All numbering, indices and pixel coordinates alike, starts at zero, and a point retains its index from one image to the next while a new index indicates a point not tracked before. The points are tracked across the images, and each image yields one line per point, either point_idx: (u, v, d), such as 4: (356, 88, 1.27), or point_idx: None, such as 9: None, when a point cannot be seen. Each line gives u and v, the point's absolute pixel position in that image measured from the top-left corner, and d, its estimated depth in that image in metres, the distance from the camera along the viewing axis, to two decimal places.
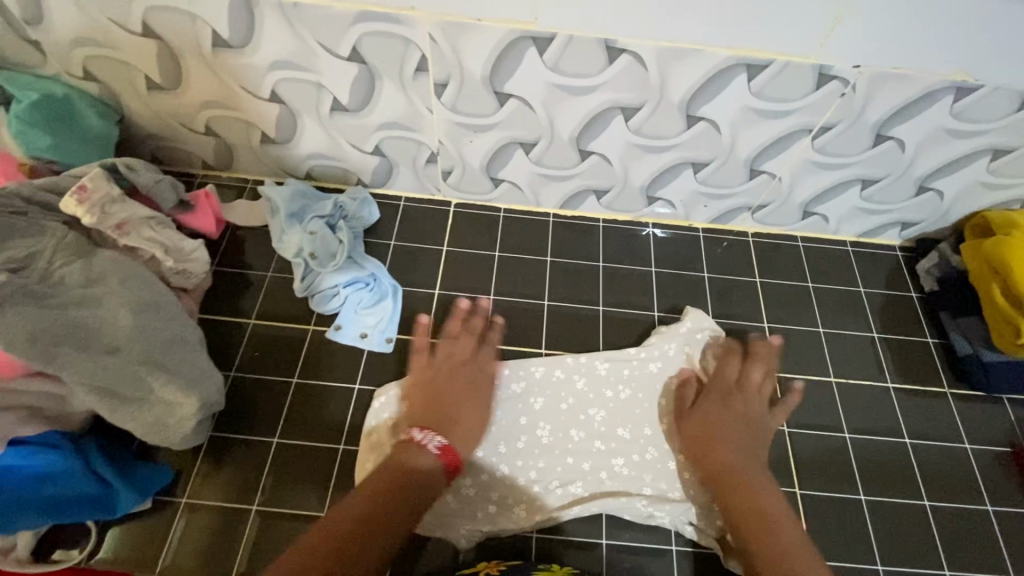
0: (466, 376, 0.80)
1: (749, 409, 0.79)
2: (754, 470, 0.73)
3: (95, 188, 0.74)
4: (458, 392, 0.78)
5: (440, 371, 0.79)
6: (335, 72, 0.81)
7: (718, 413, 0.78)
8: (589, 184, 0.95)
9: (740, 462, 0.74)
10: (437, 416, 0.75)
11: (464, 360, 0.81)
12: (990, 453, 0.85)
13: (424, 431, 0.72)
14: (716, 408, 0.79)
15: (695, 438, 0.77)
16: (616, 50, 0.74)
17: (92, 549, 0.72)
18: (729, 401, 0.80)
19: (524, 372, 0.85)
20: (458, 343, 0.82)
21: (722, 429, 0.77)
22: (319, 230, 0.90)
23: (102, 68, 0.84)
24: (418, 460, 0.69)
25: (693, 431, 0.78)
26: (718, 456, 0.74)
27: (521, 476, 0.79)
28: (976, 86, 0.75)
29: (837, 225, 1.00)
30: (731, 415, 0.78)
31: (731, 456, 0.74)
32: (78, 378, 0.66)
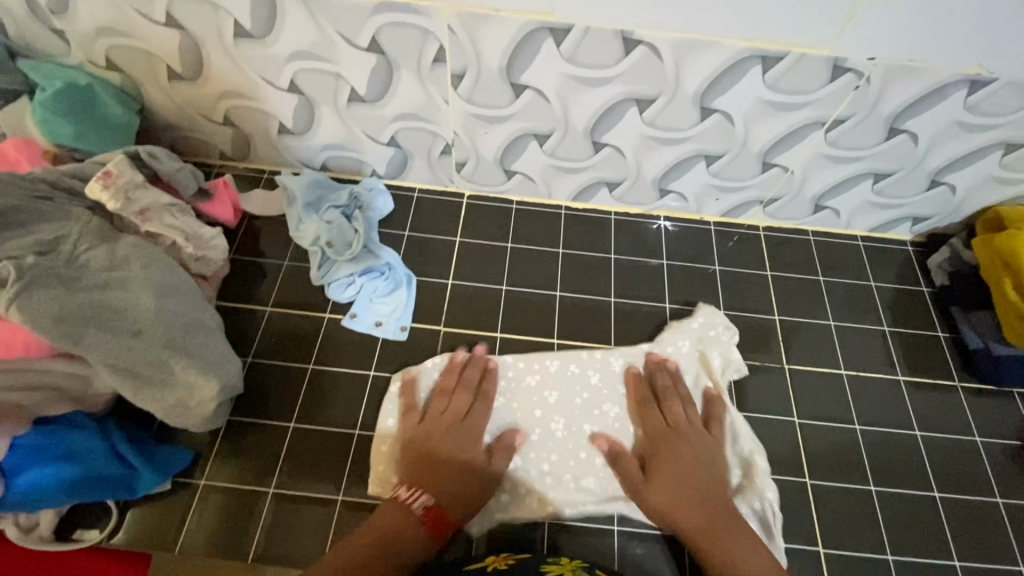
0: (460, 436, 0.78)
1: (698, 450, 0.77)
2: (723, 523, 0.71)
3: (120, 174, 0.76)
4: (451, 450, 0.76)
5: (431, 429, 0.78)
6: (354, 63, 0.82)
7: (669, 470, 0.75)
8: (601, 177, 0.96)
9: (707, 517, 0.72)
10: (429, 474, 0.74)
11: (457, 418, 0.79)
12: (1001, 447, 0.86)
13: (410, 491, 0.72)
14: (667, 463, 0.76)
15: (659, 507, 0.73)
16: (632, 41, 0.75)
17: (113, 529, 0.73)
18: (670, 449, 0.77)
19: (538, 366, 0.86)
20: (452, 401, 0.80)
21: (683, 487, 0.74)
22: (336, 220, 0.91)
23: (126, 58, 0.85)
24: (400, 521, 0.70)
25: (660, 499, 0.74)
26: (689, 517, 0.72)
27: (534, 469, 0.79)
28: (989, 79, 0.76)
29: (848, 220, 1.00)
30: (684, 471, 0.75)
31: (698, 518, 0.72)
32: (103, 359, 0.68)
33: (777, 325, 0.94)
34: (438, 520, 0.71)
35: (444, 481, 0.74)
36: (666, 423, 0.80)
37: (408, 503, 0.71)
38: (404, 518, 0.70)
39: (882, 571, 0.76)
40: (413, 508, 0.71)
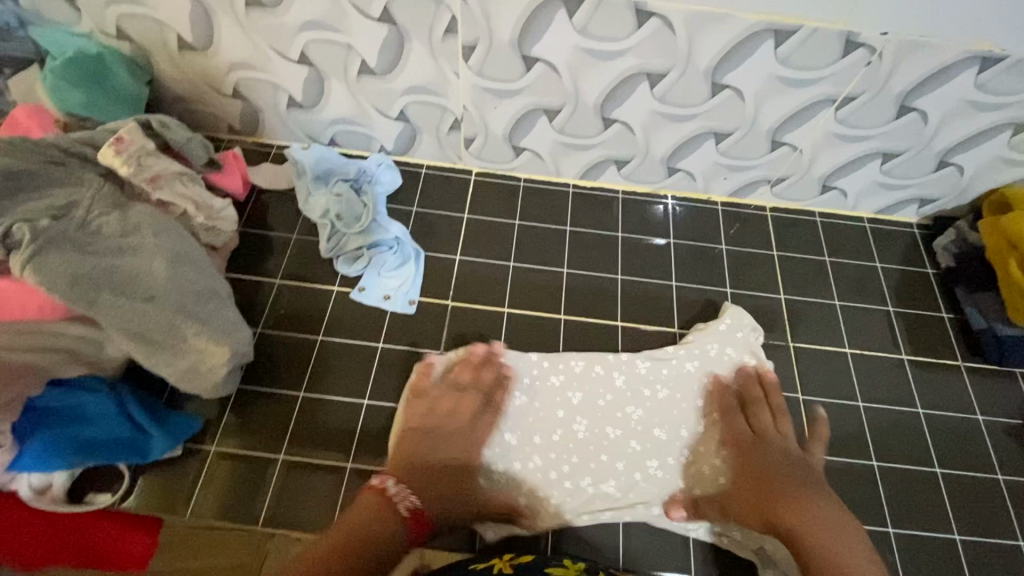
0: (465, 439, 0.76)
1: (785, 452, 0.75)
2: (833, 520, 0.67)
3: (132, 141, 0.77)
4: (451, 450, 0.74)
5: (436, 427, 0.76)
6: (365, 33, 0.82)
7: (763, 474, 0.73)
8: (610, 154, 0.96)
9: (818, 515, 0.67)
10: (421, 475, 0.70)
11: (464, 420, 0.77)
12: (1003, 426, 0.86)
13: (398, 485, 0.67)
14: (762, 466, 0.73)
15: (758, 513, 0.70)
16: (645, 13, 0.75)
17: (123, 493, 0.73)
18: (757, 457, 0.75)
19: (564, 366, 0.85)
20: (462, 401, 0.78)
21: (772, 487, 0.71)
22: (345, 193, 0.92)
23: (136, 27, 0.86)
24: (384, 516, 0.64)
25: (756, 502, 0.71)
26: (796, 515, 0.67)
27: (552, 472, 0.78)
28: (1001, 56, 0.76)
29: (855, 201, 1.00)
30: (783, 473, 0.72)
31: (807, 515, 0.67)
32: (116, 323, 0.68)
33: (782, 304, 0.94)
34: (420, 520, 0.66)
35: (436, 484, 0.70)
36: (755, 432, 0.78)
37: (393, 498, 0.66)
38: (389, 515, 0.64)
39: (883, 543, 0.77)
40: (399, 506, 0.65)
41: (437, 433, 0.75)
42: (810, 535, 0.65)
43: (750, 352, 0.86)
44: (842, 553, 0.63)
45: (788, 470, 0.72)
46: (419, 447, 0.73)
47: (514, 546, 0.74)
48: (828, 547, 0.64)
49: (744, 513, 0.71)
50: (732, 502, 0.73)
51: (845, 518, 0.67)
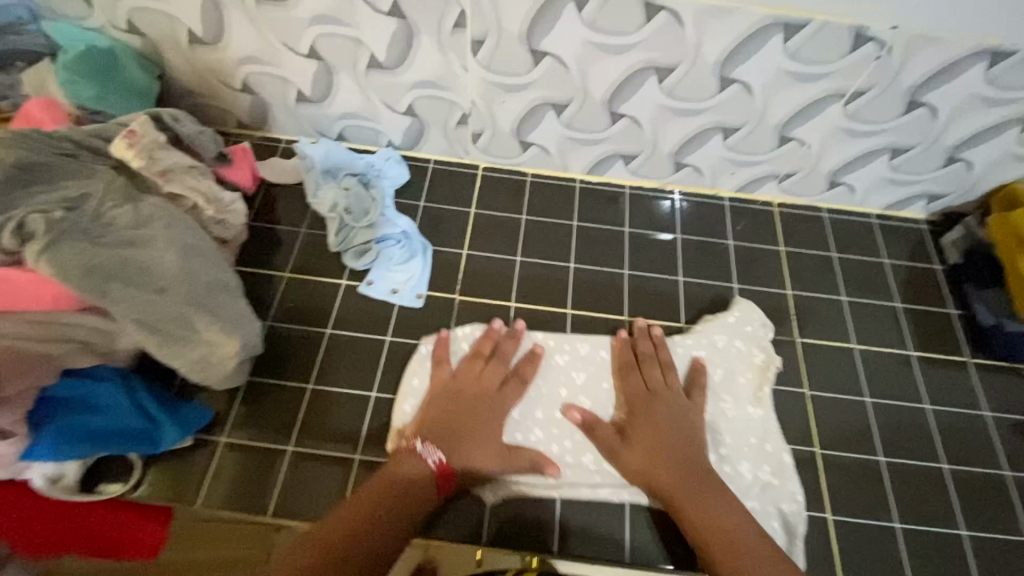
0: (490, 407, 0.77)
1: (676, 412, 0.77)
2: (699, 483, 0.71)
3: (144, 133, 0.78)
4: (476, 414, 0.76)
5: (460, 392, 0.78)
6: (375, 28, 0.82)
7: (646, 435, 0.76)
8: (617, 150, 0.96)
9: (681, 479, 0.72)
10: (444, 431, 0.74)
11: (489, 388, 0.79)
12: (1011, 422, 0.86)
13: (427, 444, 0.72)
14: (648, 428, 0.76)
15: (635, 466, 0.74)
16: (654, 7, 0.75)
17: (135, 483, 0.74)
18: (648, 412, 0.77)
19: (569, 347, 0.86)
20: (487, 371, 0.80)
21: (655, 446, 0.74)
22: (353, 187, 0.93)
23: (148, 21, 0.86)
24: (413, 475, 0.69)
25: (637, 460, 0.74)
26: (660, 476, 0.72)
27: (554, 445, 0.79)
28: (1012, 51, 0.76)
29: (863, 197, 1.00)
30: (659, 437, 0.75)
31: (674, 476, 0.72)
32: (128, 314, 0.69)
33: (789, 300, 0.94)
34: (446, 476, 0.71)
35: (463, 448, 0.73)
36: (648, 388, 0.80)
37: (421, 455, 0.71)
38: (418, 470, 0.70)
39: (889, 538, 0.77)
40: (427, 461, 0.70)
41: (465, 398, 0.77)
42: (679, 495, 0.71)
43: (757, 347, 0.87)
44: (708, 513, 0.69)
45: (669, 428, 0.76)
46: (444, 408, 0.76)
47: (521, 541, 0.74)
48: (700, 511, 0.69)
49: (629, 466, 0.75)
50: (618, 452, 0.76)
51: (707, 479, 0.72)
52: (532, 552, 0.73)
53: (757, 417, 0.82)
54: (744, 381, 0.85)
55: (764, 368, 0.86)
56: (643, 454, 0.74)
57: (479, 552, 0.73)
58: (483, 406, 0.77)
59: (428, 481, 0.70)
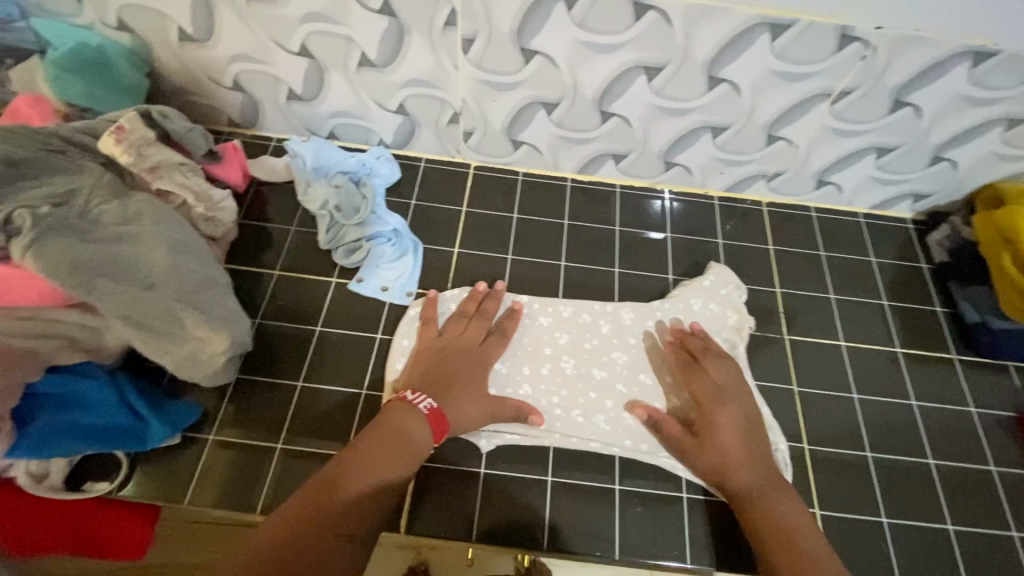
0: (474, 359, 0.80)
1: (743, 408, 0.77)
2: (773, 486, 0.71)
3: (132, 130, 0.77)
4: (463, 365, 0.78)
5: (446, 347, 0.80)
6: (366, 26, 0.83)
7: (719, 432, 0.74)
8: (608, 148, 0.96)
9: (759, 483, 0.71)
10: (431, 382, 0.76)
11: (472, 342, 0.81)
12: (996, 418, 0.87)
13: (416, 393, 0.74)
14: (723, 427, 0.75)
15: (707, 463, 0.74)
16: (643, 6, 0.76)
17: (122, 481, 0.73)
18: (720, 410, 0.76)
19: (549, 339, 0.87)
20: (471, 329, 0.83)
21: (733, 444, 0.74)
22: (345, 184, 0.93)
23: (137, 18, 0.86)
24: (407, 419, 0.71)
25: (712, 457, 0.73)
26: (738, 479, 0.72)
27: (543, 399, 0.82)
28: (995, 51, 0.77)
29: (850, 196, 1.01)
30: (733, 436, 0.74)
31: (754, 478, 0.72)
32: (115, 310, 0.68)
33: (778, 298, 0.95)
34: (440, 423, 0.72)
35: (453, 395, 0.75)
36: (715, 386, 0.78)
37: (413, 402, 0.72)
38: (411, 415, 0.71)
39: (876, 533, 0.78)
40: (418, 406, 0.72)
41: (450, 351, 0.80)
42: (757, 496, 0.71)
43: (732, 309, 0.90)
44: (780, 518, 0.69)
45: (740, 427, 0.75)
46: (432, 360, 0.79)
47: (511, 538, 0.74)
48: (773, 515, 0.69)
49: (702, 463, 0.74)
50: (689, 447, 0.75)
51: (779, 481, 0.72)
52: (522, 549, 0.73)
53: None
54: (720, 339, 0.88)
55: (739, 328, 0.89)
56: (718, 451, 0.73)
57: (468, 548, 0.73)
58: (467, 359, 0.79)
59: (425, 428, 0.71)
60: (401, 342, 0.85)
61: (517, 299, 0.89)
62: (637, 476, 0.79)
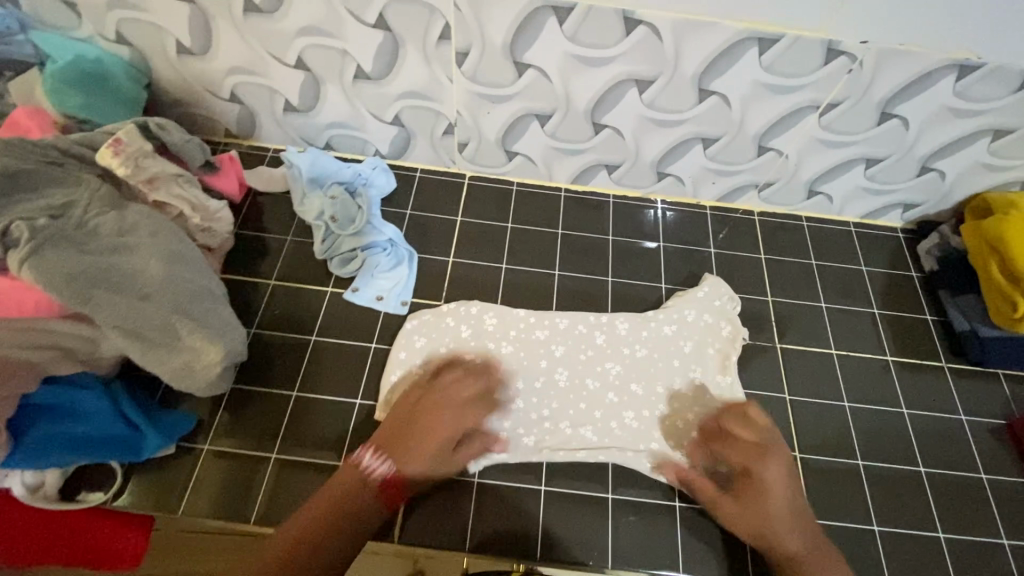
0: (444, 411, 0.75)
1: (784, 470, 0.72)
2: (818, 556, 0.68)
3: (130, 142, 0.78)
4: (436, 419, 0.73)
5: (421, 396, 0.76)
6: (361, 39, 0.84)
7: (760, 495, 0.71)
8: (601, 159, 0.98)
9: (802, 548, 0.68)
10: (391, 440, 0.72)
11: (444, 392, 0.76)
12: (986, 426, 0.88)
13: (374, 458, 0.71)
14: (766, 489, 0.71)
15: (748, 528, 0.71)
16: (634, 21, 0.77)
17: (117, 491, 0.74)
18: (761, 476, 0.72)
19: (544, 351, 0.87)
20: (454, 382, 0.78)
21: (776, 514, 0.70)
22: (341, 195, 0.93)
23: (135, 32, 0.87)
24: (358, 488, 0.68)
25: (750, 520, 0.71)
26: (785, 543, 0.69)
27: (533, 413, 0.83)
28: (979, 64, 0.78)
29: (840, 206, 1.02)
30: (776, 499, 0.71)
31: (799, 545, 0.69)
32: (111, 321, 0.69)
33: (769, 306, 0.96)
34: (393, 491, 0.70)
35: (414, 453, 0.71)
36: (750, 445, 0.75)
37: (369, 470, 0.70)
38: (361, 479, 0.69)
39: (868, 540, 0.78)
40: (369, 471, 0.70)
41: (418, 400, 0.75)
42: (800, 565, 0.68)
43: (726, 320, 0.91)
44: None
45: (783, 492, 0.71)
46: (399, 410, 0.75)
47: (507, 549, 0.74)
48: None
49: (742, 527, 0.71)
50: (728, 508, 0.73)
51: (826, 552, 0.69)
52: (519, 559, 0.74)
53: (726, 385, 0.86)
54: (713, 351, 0.89)
55: (732, 339, 0.90)
56: (758, 520, 0.70)
57: (465, 560, 0.73)
58: (433, 411, 0.74)
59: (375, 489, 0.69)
60: (398, 352, 0.85)
61: (512, 310, 0.90)
62: (630, 486, 0.79)
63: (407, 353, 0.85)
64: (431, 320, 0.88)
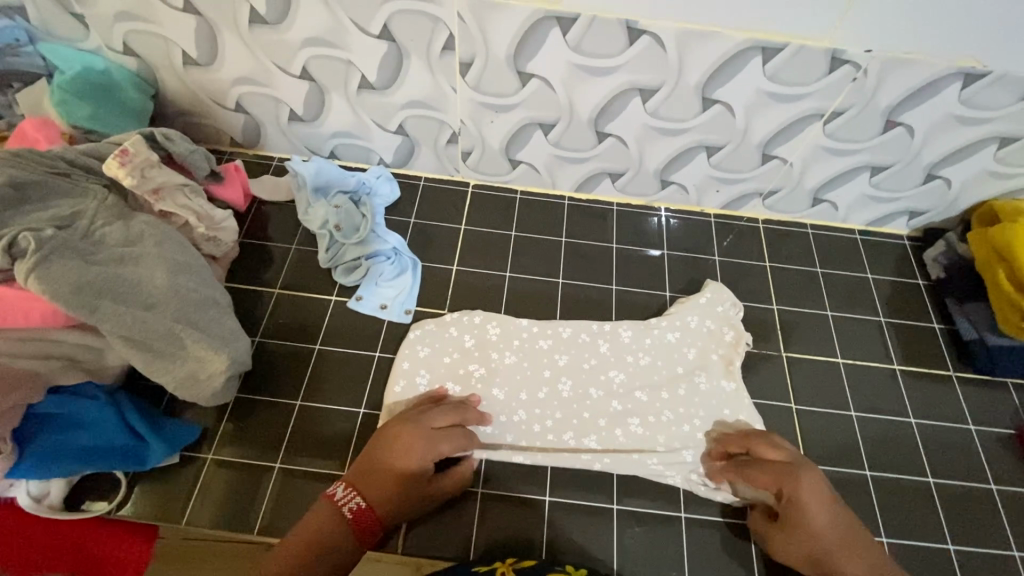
0: (420, 445, 0.72)
1: (818, 492, 0.70)
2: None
3: (137, 152, 0.78)
4: (405, 448, 0.72)
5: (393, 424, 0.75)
6: (365, 50, 0.84)
7: (804, 522, 0.69)
8: (605, 167, 0.98)
9: (857, 565, 0.67)
10: (365, 476, 0.72)
11: (422, 425, 0.74)
12: (995, 436, 0.87)
13: (346, 491, 0.70)
14: (808, 513, 0.69)
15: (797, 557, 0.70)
16: (636, 31, 0.77)
17: (121, 501, 0.74)
18: (799, 502, 0.70)
19: (548, 360, 0.87)
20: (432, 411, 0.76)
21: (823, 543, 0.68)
22: (345, 204, 0.94)
23: (142, 43, 0.88)
24: (327, 523, 0.68)
25: (796, 546, 0.70)
26: (839, 565, 0.67)
27: (536, 423, 0.83)
28: (984, 72, 0.78)
29: (845, 213, 1.02)
30: (821, 523, 0.69)
31: (852, 563, 0.67)
32: (117, 331, 0.69)
33: (775, 314, 0.95)
34: (365, 524, 0.69)
35: (380, 480, 0.71)
36: (778, 468, 0.72)
37: (339, 504, 0.69)
38: (333, 517, 0.68)
39: None
40: (342, 508, 0.69)
41: (394, 433, 0.73)
42: None
43: (730, 329, 0.91)
44: None
45: (823, 516, 0.69)
46: (375, 443, 0.74)
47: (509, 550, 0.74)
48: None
49: (791, 555, 0.70)
50: (772, 536, 0.72)
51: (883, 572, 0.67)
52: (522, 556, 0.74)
53: (731, 395, 0.86)
54: (717, 360, 0.88)
55: (734, 344, 0.89)
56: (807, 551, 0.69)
57: None
58: (408, 448, 0.72)
59: (344, 529, 0.68)
60: (401, 361, 0.85)
61: (515, 319, 0.90)
62: (635, 496, 0.79)
63: (410, 364, 0.85)
64: (434, 329, 0.88)
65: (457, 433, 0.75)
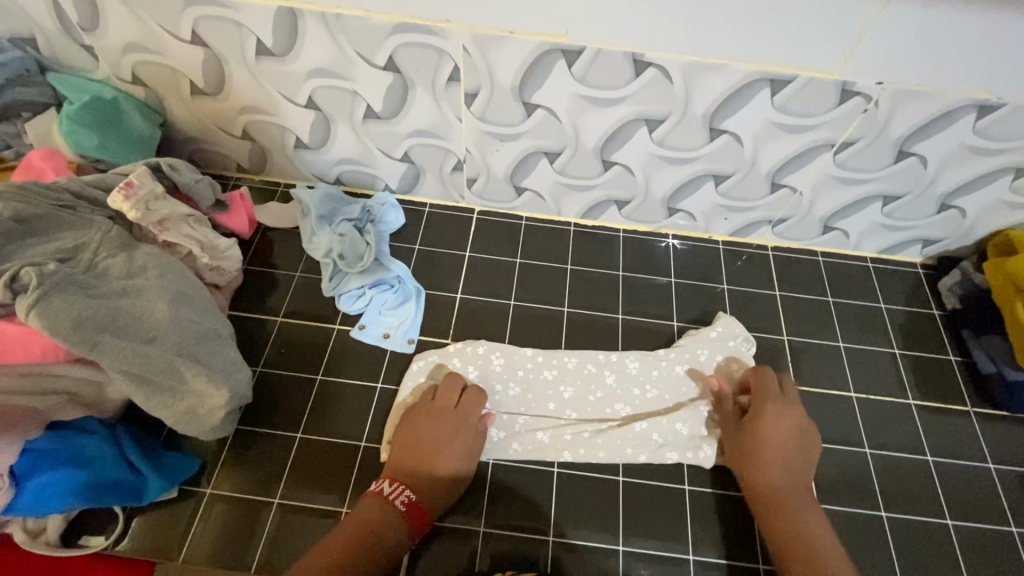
0: (459, 438, 0.77)
1: (783, 416, 0.78)
2: (795, 495, 0.73)
3: (141, 185, 0.78)
4: (443, 435, 0.77)
5: (415, 413, 0.79)
6: (370, 80, 0.84)
7: (766, 427, 0.77)
8: (611, 195, 0.97)
9: (779, 479, 0.74)
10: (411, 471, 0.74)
11: (452, 416, 0.78)
12: (1016, 476, 0.84)
13: (394, 486, 0.72)
14: (769, 426, 0.77)
15: (740, 452, 0.77)
16: (643, 63, 0.77)
17: (118, 535, 0.73)
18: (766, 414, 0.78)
19: (553, 394, 0.85)
20: (440, 391, 0.81)
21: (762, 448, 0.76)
22: (349, 233, 0.93)
23: (150, 74, 0.89)
24: (379, 516, 0.70)
25: (739, 450, 0.78)
26: (762, 475, 0.75)
27: (540, 460, 0.81)
28: (999, 105, 0.76)
29: (857, 241, 1.00)
30: (778, 433, 0.77)
31: (776, 475, 0.74)
32: (116, 365, 0.69)
33: (785, 345, 0.93)
34: (418, 514, 0.71)
35: (429, 471, 0.75)
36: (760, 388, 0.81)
37: (390, 499, 0.71)
38: (384, 511, 0.70)
39: None
40: (394, 502, 0.71)
41: (433, 426, 0.77)
42: (780, 498, 0.73)
43: (740, 363, 0.89)
44: (802, 529, 0.70)
45: (777, 433, 0.77)
46: (412, 432, 0.77)
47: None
48: (784, 509, 0.72)
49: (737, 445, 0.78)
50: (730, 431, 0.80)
51: (807, 496, 0.73)
52: None
53: None
54: None
55: None
56: (749, 449, 0.77)
57: None
58: (449, 442, 0.76)
59: (399, 525, 0.70)
60: (403, 391, 0.84)
61: (520, 350, 0.88)
62: (642, 536, 0.76)
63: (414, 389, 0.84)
64: (438, 361, 0.87)
65: (480, 409, 0.80)
